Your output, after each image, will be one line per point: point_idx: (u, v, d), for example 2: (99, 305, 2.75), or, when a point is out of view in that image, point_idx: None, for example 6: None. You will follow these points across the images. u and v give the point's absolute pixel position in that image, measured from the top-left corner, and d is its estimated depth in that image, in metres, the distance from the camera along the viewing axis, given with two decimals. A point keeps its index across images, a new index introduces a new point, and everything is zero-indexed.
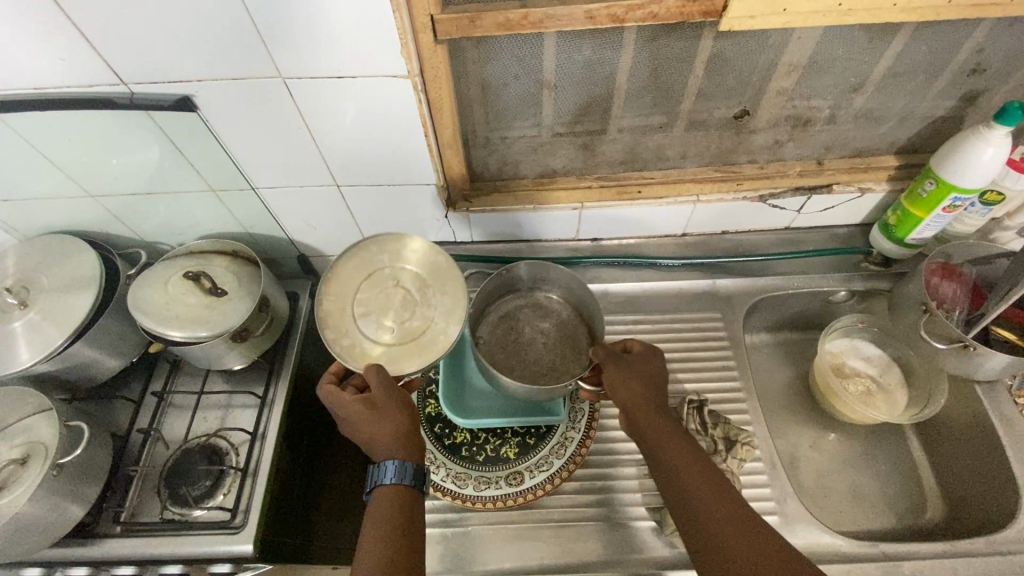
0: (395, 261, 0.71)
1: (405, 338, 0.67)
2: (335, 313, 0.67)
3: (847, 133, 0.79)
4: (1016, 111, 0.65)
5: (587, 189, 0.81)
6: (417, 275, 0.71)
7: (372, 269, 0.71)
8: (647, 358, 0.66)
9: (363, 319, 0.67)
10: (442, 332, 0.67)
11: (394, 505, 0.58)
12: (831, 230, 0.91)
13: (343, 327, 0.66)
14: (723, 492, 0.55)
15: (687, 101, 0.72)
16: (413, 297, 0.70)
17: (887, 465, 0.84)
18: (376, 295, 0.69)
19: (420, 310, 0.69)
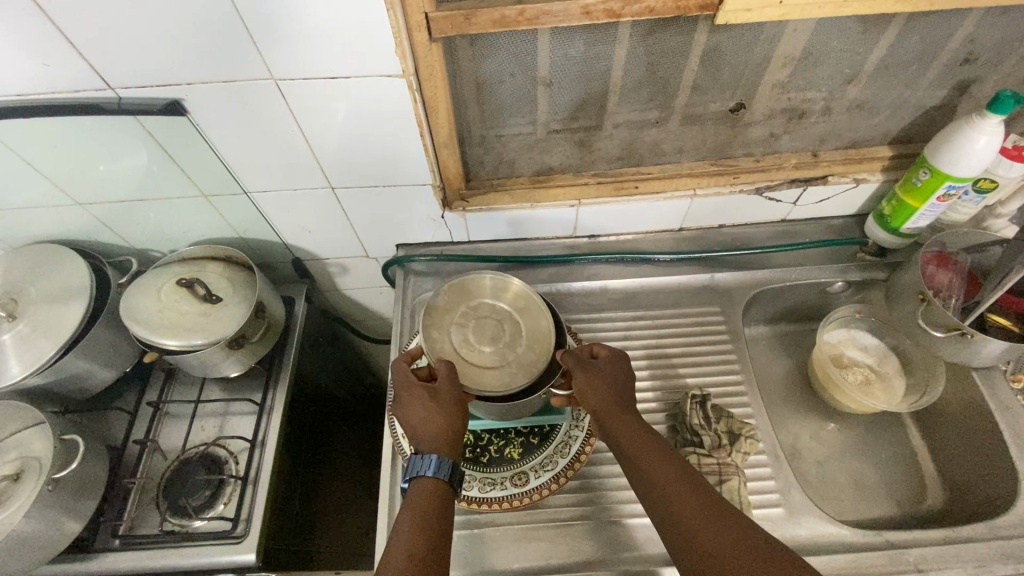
0: (506, 294, 0.69)
1: (481, 361, 0.64)
2: (436, 311, 0.67)
3: (841, 124, 0.79)
4: (1009, 99, 0.65)
5: (584, 186, 0.80)
6: (520, 322, 0.67)
7: (478, 294, 0.69)
8: (612, 362, 0.66)
9: (456, 327, 0.66)
10: (508, 373, 0.63)
11: (427, 501, 0.58)
12: (827, 221, 0.92)
13: (438, 321, 0.66)
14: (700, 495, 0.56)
15: (683, 95, 0.72)
16: (508, 337, 0.66)
17: (887, 453, 0.85)
18: (479, 315, 0.67)
19: (510, 349, 0.65)
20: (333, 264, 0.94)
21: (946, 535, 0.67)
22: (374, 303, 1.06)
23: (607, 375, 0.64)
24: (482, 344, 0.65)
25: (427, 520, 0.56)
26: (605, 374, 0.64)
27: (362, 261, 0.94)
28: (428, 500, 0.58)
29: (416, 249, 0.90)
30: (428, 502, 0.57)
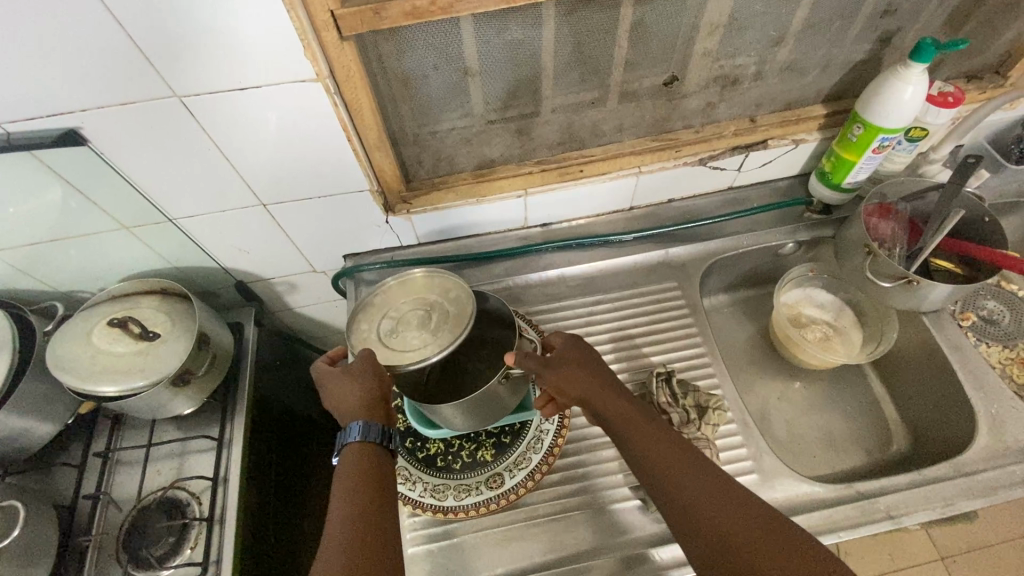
0: (440, 285, 0.63)
1: (405, 345, 0.58)
2: (371, 305, 0.64)
3: (775, 87, 0.79)
4: (929, 47, 0.67)
5: (528, 175, 0.79)
6: (449, 308, 0.60)
7: (407, 283, 0.65)
8: (574, 346, 0.65)
9: (386, 318, 0.62)
10: (429, 350, 0.57)
11: (356, 478, 0.55)
12: (772, 184, 0.92)
13: (369, 315, 0.63)
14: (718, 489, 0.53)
15: (615, 72, 0.70)
16: (435, 321, 0.59)
17: (851, 404, 0.87)
18: (411, 308, 0.62)
19: (435, 331, 0.58)
20: (279, 282, 0.90)
21: (914, 479, 0.69)
22: (328, 318, 1.02)
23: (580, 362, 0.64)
24: (408, 330, 0.60)
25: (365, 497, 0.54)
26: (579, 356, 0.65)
27: (309, 276, 0.90)
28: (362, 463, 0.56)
29: (364, 258, 0.87)
30: (366, 474, 0.56)
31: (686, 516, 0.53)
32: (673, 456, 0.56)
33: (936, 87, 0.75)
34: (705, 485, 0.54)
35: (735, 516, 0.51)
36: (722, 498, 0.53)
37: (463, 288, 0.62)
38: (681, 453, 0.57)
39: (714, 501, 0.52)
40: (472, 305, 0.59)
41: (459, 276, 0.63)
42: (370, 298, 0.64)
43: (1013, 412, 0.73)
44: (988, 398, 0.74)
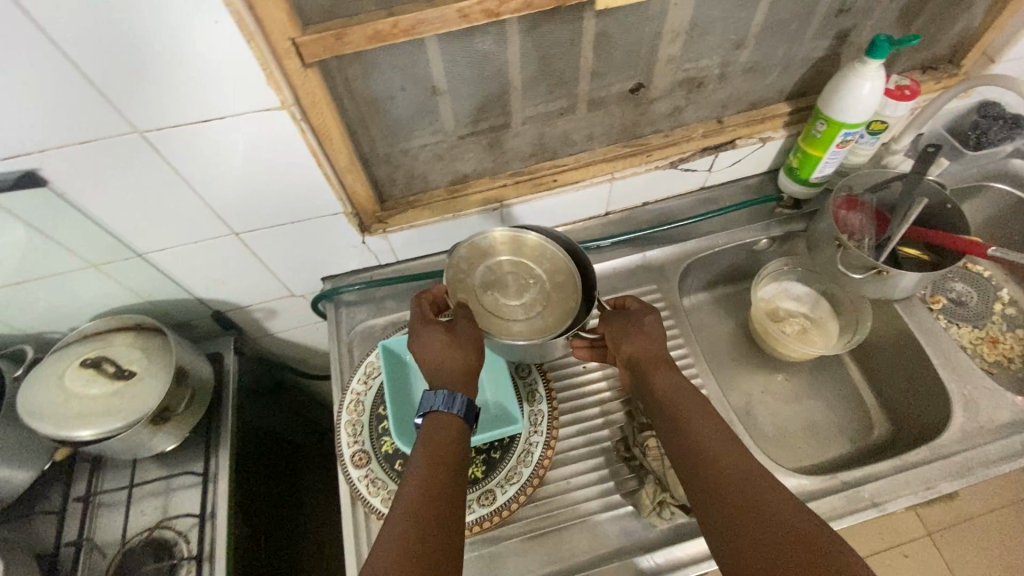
0: (549, 259, 0.73)
1: (497, 310, 0.70)
2: (474, 251, 0.73)
3: (739, 89, 0.81)
4: (883, 44, 0.69)
5: (502, 188, 0.79)
6: (548, 290, 0.71)
7: (506, 243, 0.74)
8: (645, 314, 0.71)
9: (486, 270, 0.72)
10: (525, 325, 0.69)
11: (439, 455, 0.58)
12: (743, 182, 0.94)
13: (472, 260, 0.73)
14: (736, 464, 0.57)
15: (583, 83, 0.71)
16: (531, 297, 0.71)
17: (832, 393, 0.89)
18: (511, 270, 0.73)
19: (529, 311, 0.70)
20: (258, 309, 0.89)
21: (897, 465, 0.70)
22: (310, 341, 1.01)
23: (638, 327, 0.69)
24: (507, 296, 0.71)
25: (442, 483, 0.55)
26: (644, 326, 0.69)
27: (288, 300, 0.88)
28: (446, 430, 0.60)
29: (342, 279, 0.86)
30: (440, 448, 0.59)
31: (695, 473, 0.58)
32: (706, 428, 0.61)
33: (893, 80, 0.77)
34: (727, 455, 0.58)
35: (745, 485, 0.54)
36: (739, 471, 0.56)
37: (570, 278, 0.72)
38: (717, 431, 0.60)
39: (726, 468, 0.57)
40: (576, 300, 0.70)
41: (570, 264, 0.72)
42: (478, 241, 0.74)
43: (985, 393, 0.75)
44: (961, 380, 0.76)
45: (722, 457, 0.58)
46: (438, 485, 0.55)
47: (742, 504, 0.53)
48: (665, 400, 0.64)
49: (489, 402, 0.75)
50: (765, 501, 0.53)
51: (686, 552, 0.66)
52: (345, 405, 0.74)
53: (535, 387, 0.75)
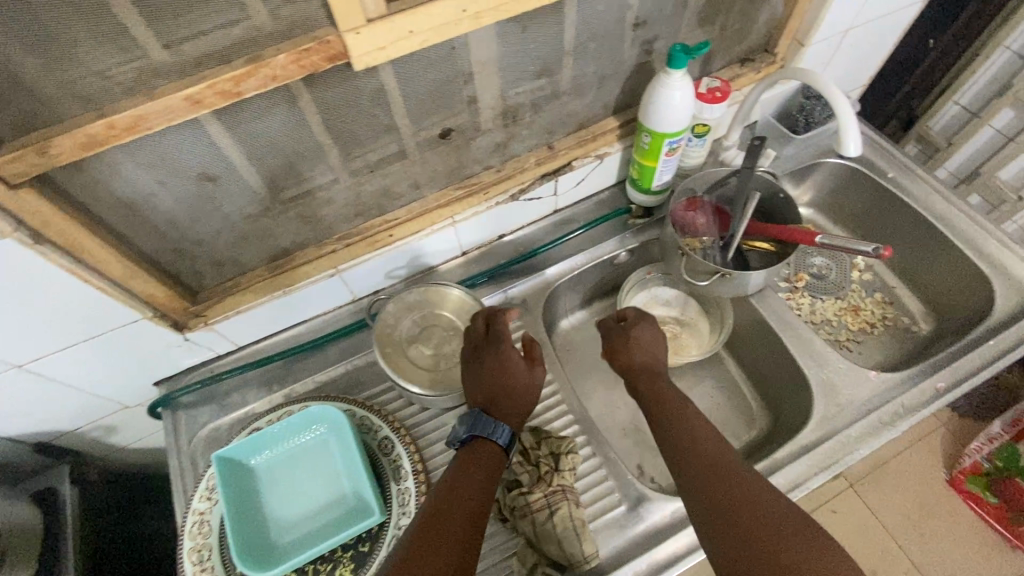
0: (470, 312, 0.74)
1: (420, 362, 0.70)
2: (401, 304, 0.72)
3: (561, 114, 0.78)
4: (679, 54, 0.68)
5: (329, 255, 0.73)
6: (470, 343, 0.73)
7: (435, 297, 0.73)
8: (642, 321, 0.77)
9: (411, 322, 0.72)
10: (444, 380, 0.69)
11: (475, 466, 0.58)
12: (595, 198, 0.93)
13: (399, 310, 0.72)
14: (728, 463, 0.59)
15: (384, 139, 0.65)
16: (452, 350, 0.72)
17: (714, 393, 0.89)
18: (436, 322, 0.73)
19: (449, 363, 0.71)
20: (91, 430, 0.79)
21: (767, 467, 0.70)
22: None
23: (631, 339, 0.76)
24: (431, 348, 0.71)
25: (466, 499, 0.55)
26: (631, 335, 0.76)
27: (125, 413, 0.79)
28: (491, 462, 0.59)
29: (178, 380, 0.78)
30: (480, 473, 0.58)
31: (682, 474, 0.60)
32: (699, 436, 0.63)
33: (704, 84, 0.77)
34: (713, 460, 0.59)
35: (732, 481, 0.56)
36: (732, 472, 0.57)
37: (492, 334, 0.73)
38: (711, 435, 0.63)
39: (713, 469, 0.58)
40: (495, 350, 0.71)
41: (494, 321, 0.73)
42: (405, 295, 0.73)
43: (841, 374, 0.77)
44: (819, 365, 0.78)
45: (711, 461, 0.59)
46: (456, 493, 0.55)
47: (729, 494, 0.55)
48: (660, 411, 0.68)
49: (343, 484, 0.67)
50: (752, 500, 0.54)
51: (655, 558, 0.65)
52: (188, 529, 0.66)
53: (400, 464, 0.69)
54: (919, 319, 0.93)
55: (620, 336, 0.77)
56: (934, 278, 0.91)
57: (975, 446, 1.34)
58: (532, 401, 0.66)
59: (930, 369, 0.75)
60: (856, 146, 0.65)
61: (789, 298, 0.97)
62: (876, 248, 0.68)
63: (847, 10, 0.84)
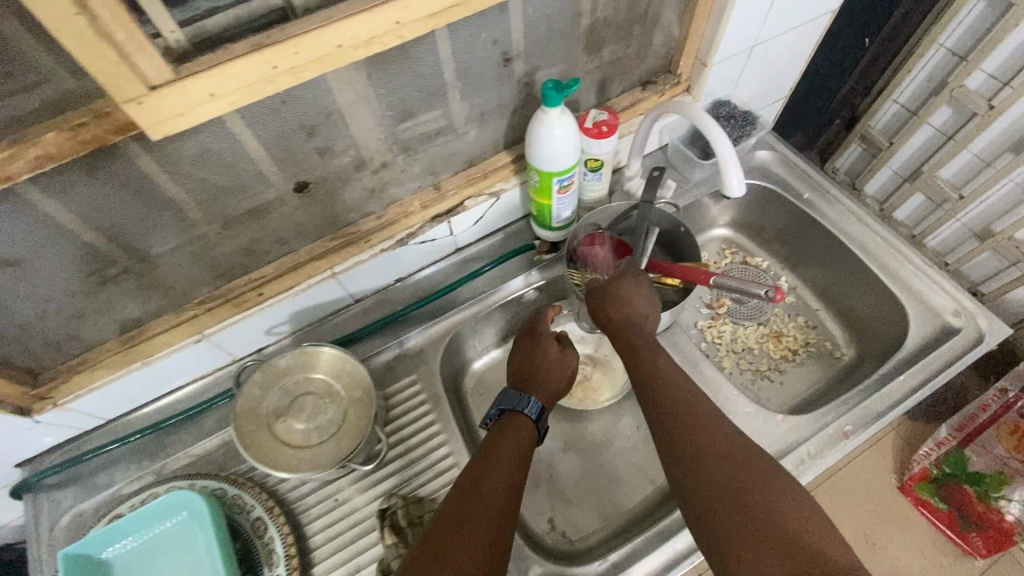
0: (348, 374, 0.69)
1: (287, 439, 0.65)
2: (268, 376, 0.67)
3: (442, 154, 0.73)
4: (551, 92, 0.63)
5: (188, 320, 0.67)
6: (347, 411, 0.68)
7: (309, 362, 0.69)
8: (626, 277, 0.72)
9: (281, 393, 0.67)
10: (312, 458, 0.64)
11: (502, 436, 0.68)
12: (499, 233, 0.88)
13: (268, 381, 0.67)
14: (696, 415, 0.60)
15: (227, 199, 0.59)
16: (326, 421, 0.67)
17: (632, 434, 0.85)
18: (310, 391, 0.68)
19: (322, 437, 0.66)
20: None
21: None
22: None
23: (617, 295, 0.72)
24: (301, 422, 0.66)
25: (491, 487, 0.61)
26: (608, 292, 0.72)
27: None
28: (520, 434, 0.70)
29: (41, 460, 0.72)
30: (502, 455, 0.65)
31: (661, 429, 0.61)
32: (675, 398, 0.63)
33: (591, 117, 0.72)
34: (695, 421, 0.60)
35: (702, 435, 0.58)
36: (717, 436, 0.58)
37: (369, 399, 0.68)
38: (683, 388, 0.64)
39: (697, 432, 0.59)
40: (371, 417, 0.66)
41: (371, 385, 0.68)
42: (275, 362, 0.68)
43: (748, 415, 0.73)
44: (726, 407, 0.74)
45: (695, 424, 0.60)
46: (482, 482, 0.61)
47: (700, 447, 0.57)
48: (631, 361, 0.69)
49: (206, 568, 0.62)
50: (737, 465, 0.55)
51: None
52: None
53: (272, 547, 0.65)
54: (842, 344, 0.90)
55: (603, 291, 0.73)
56: (853, 301, 0.88)
57: (923, 453, 1.25)
58: (564, 376, 0.78)
59: (839, 412, 0.71)
60: (739, 185, 0.62)
61: (708, 327, 0.93)
62: (768, 290, 0.64)
63: (746, 28, 0.78)
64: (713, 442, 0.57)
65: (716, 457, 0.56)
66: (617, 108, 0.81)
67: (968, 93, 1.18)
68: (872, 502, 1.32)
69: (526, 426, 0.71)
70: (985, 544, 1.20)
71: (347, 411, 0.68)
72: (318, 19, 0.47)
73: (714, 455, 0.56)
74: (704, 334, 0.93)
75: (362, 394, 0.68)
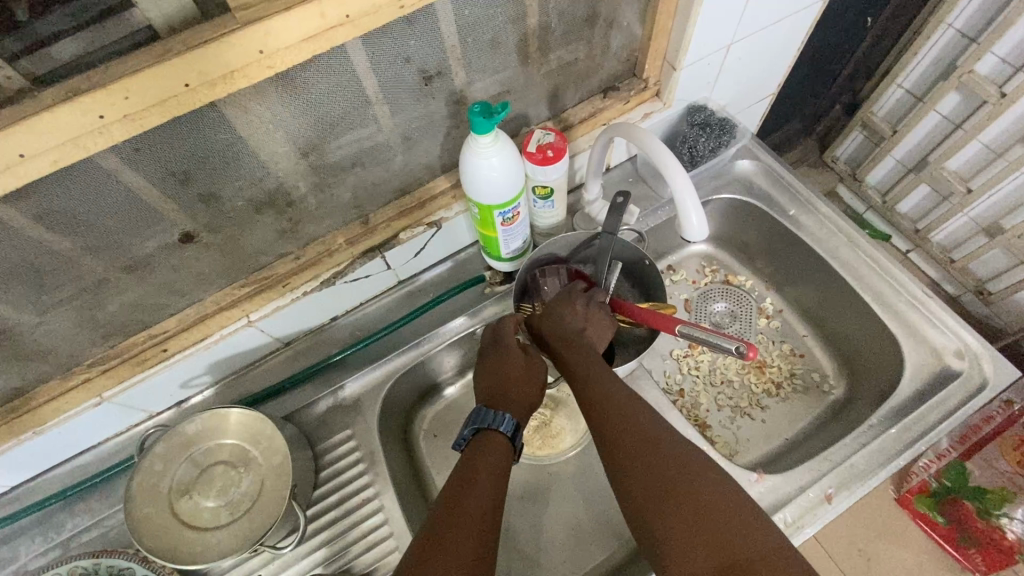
0: (264, 439, 0.61)
1: (194, 518, 0.58)
2: (172, 446, 0.60)
3: (366, 185, 0.64)
4: (477, 118, 0.54)
5: (83, 386, 0.60)
6: (262, 481, 0.60)
7: (219, 426, 0.62)
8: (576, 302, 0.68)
9: (191, 464, 0.61)
10: (221, 540, 0.57)
11: (479, 458, 0.59)
12: (447, 263, 0.79)
13: (175, 451, 0.60)
14: (654, 444, 0.55)
15: (97, 252, 0.51)
16: (238, 494, 0.60)
17: (597, 481, 0.77)
18: (223, 459, 0.61)
19: (233, 514, 0.59)
20: None
21: None
22: None
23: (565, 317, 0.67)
24: (210, 497, 0.59)
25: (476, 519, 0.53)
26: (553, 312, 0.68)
27: None
28: (498, 456, 0.60)
29: None
30: (482, 475, 0.57)
31: (619, 461, 0.55)
32: (630, 417, 0.57)
33: (535, 139, 0.63)
34: (652, 444, 0.55)
35: (663, 465, 0.53)
36: (679, 459, 0.53)
37: (286, 466, 0.60)
38: (636, 411, 0.58)
39: (657, 457, 0.53)
40: (284, 490, 0.58)
41: (287, 450, 0.60)
42: (181, 429, 0.61)
43: None
44: None
45: (656, 450, 0.54)
46: (459, 509, 0.53)
47: (661, 479, 0.52)
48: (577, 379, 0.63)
49: None
50: (706, 496, 0.50)
51: None
52: None
53: None
54: (830, 376, 0.82)
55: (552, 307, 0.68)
56: (844, 329, 0.79)
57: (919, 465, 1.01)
58: (534, 393, 0.68)
59: (821, 472, 0.63)
60: (699, 224, 0.59)
61: (685, 357, 0.84)
62: (740, 346, 0.54)
63: (721, 26, 0.68)
64: (677, 466, 0.52)
65: (683, 484, 0.51)
66: (573, 121, 0.71)
67: (977, 79, 1.05)
68: (867, 514, 1.08)
69: (504, 448, 0.61)
70: (985, 563, 0.97)
71: (261, 481, 0.60)
72: (151, 54, 0.38)
73: (678, 481, 0.51)
74: (680, 364, 0.84)
75: (278, 460, 0.61)
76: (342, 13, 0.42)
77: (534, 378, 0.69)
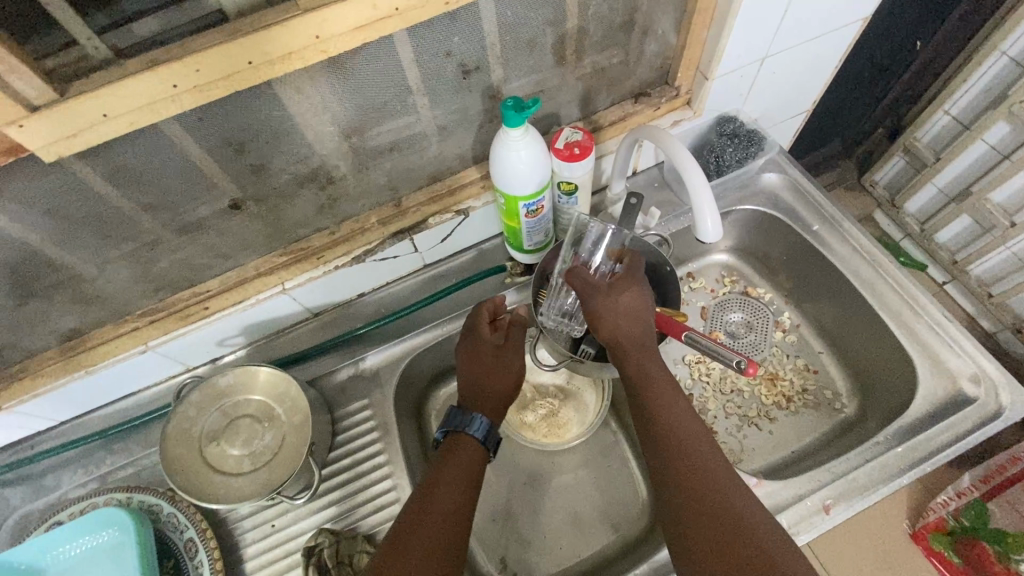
0: (290, 399, 0.66)
1: (220, 463, 0.63)
2: (206, 395, 0.65)
3: (400, 170, 0.68)
4: (509, 113, 0.57)
5: (131, 333, 0.65)
6: (284, 435, 0.65)
7: (249, 382, 0.67)
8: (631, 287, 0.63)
9: (221, 414, 0.66)
10: (243, 484, 0.62)
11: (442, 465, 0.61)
12: (471, 251, 0.83)
13: (206, 401, 0.65)
14: (696, 459, 0.56)
15: (154, 211, 0.57)
16: (263, 447, 0.64)
17: (598, 474, 0.80)
18: (250, 413, 0.66)
19: (256, 462, 0.63)
20: None
21: None
22: None
23: (625, 304, 0.62)
24: (235, 446, 0.64)
25: (429, 529, 0.55)
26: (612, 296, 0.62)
27: None
28: (467, 460, 0.62)
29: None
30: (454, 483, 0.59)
31: (659, 469, 0.57)
32: (680, 433, 0.58)
33: (563, 137, 0.65)
34: (693, 457, 0.56)
35: (702, 481, 0.55)
36: (718, 478, 0.55)
37: (305, 424, 0.64)
38: (685, 419, 0.59)
39: (696, 473, 0.55)
40: (303, 446, 0.62)
41: (309, 411, 0.64)
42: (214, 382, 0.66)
43: None
44: None
45: (697, 470, 0.56)
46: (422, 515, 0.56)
47: (697, 496, 0.54)
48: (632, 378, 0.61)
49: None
50: (740, 521, 0.52)
51: None
52: None
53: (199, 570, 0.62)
54: (844, 395, 0.81)
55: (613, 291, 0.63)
56: (862, 350, 0.79)
57: (936, 500, 1.00)
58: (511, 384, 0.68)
59: (820, 483, 0.64)
60: (713, 229, 0.61)
61: (697, 363, 0.85)
62: (740, 361, 0.56)
63: (756, 38, 0.69)
64: (713, 484, 0.55)
65: (716, 505, 0.53)
66: (602, 122, 0.74)
67: None
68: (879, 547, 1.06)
69: (474, 450, 0.63)
70: None
71: (283, 439, 0.64)
72: (223, 33, 0.42)
73: (713, 500, 0.53)
74: (691, 369, 0.85)
75: (299, 419, 0.65)
76: (392, 6, 0.46)
77: (513, 368, 0.68)
